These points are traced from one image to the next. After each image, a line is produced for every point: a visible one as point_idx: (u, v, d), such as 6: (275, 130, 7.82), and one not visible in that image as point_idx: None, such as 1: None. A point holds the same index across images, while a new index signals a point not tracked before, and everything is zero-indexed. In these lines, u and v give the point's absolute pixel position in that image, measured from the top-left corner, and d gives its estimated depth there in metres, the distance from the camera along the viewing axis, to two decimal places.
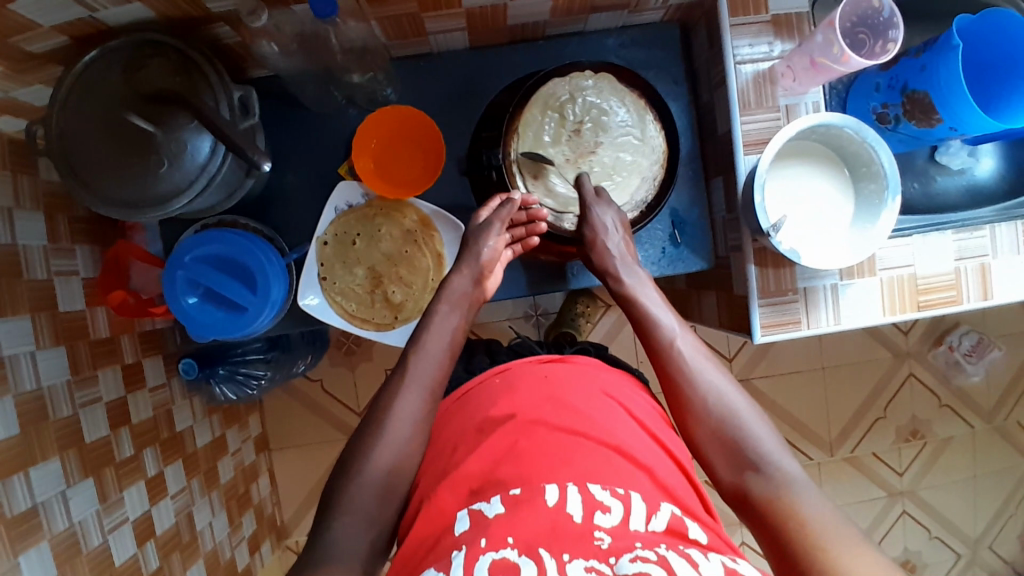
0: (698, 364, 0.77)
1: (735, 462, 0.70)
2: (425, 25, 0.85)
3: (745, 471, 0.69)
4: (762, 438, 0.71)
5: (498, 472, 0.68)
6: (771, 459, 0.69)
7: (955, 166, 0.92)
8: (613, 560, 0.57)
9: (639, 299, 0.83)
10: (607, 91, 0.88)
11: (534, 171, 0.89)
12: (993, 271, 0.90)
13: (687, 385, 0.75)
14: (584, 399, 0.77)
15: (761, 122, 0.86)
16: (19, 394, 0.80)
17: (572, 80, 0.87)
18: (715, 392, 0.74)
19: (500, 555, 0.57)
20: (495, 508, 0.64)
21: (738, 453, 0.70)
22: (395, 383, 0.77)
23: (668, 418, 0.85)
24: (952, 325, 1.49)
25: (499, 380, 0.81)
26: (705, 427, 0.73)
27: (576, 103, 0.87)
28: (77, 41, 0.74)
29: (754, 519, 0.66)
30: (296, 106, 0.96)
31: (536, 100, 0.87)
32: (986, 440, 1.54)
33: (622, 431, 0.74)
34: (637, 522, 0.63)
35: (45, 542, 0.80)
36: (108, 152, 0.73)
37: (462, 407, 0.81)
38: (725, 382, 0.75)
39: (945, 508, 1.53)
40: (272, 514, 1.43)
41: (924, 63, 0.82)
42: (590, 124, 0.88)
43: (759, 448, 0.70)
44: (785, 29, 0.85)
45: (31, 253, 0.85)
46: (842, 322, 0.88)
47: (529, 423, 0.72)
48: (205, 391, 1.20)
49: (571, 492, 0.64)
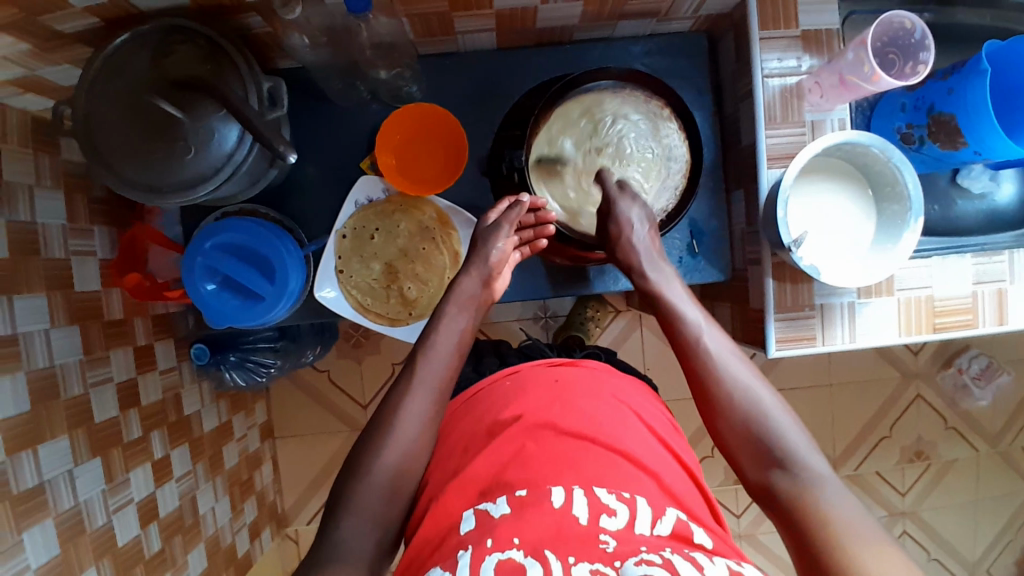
0: (722, 361, 0.76)
1: (760, 457, 0.70)
2: (453, 24, 0.85)
3: (770, 469, 0.69)
4: (788, 436, 0.70)
5: (505, 474, 0.68)
6: (798, 457, 0.68)
7: (976, 190, 0.92)
8: (618, 563, 0.57)
9: (667, 296, 0.83)
10: (651, 126, 0.89)
11: (540, 157, 0.90)
12: (1010, 297, 0.89)
13: (711, 384, 0.75)
14: (594, 404, 0.77)
15: (786, 137, 0.86)
16: (31, 371, 0.80)
17: (623, 103, 0.89)
18: (740, 388, 0.74)
19: (506, 556, 0.58)
20: (500, 509, 0.64)
21: (762, 451, 0.70)
22: (404, 382, 0.77)
23: (677, 425, 0.85)
24: (961, 347, 1.49)
25: (509, 383, 0.81)
26: (729, 423, 0.73)
27: (613, 125, 0.89)
28: (106, 23, 0.74)
29: (777, 517, 0.66)
30: (321, 99, 0.96)
31: (580, 101, 0.89)
32: (990, 464, 1.54)
33: (631, 437, 0.74)
34: (643, 526, 0.63)
35: (50, 519, 0.81)
36: (136, 136, 0.73)
37: (473, 407, 0.81)
38: (752, 381, 0.74)
39: (945, 530, 1.53)
40: (273, 503, 1.44)
41: (952, 86, 0.82)
42: (615, 149, 0.89)
43: (785, 446, 0.69)
44: (814, 44, 0.85)
45: (49, 232, 0.85)
46: (857, 340, 0.88)
47: (537, 426, 0.73)
48: (214, 377, 1.21)
49: (577, 495, 0.64)
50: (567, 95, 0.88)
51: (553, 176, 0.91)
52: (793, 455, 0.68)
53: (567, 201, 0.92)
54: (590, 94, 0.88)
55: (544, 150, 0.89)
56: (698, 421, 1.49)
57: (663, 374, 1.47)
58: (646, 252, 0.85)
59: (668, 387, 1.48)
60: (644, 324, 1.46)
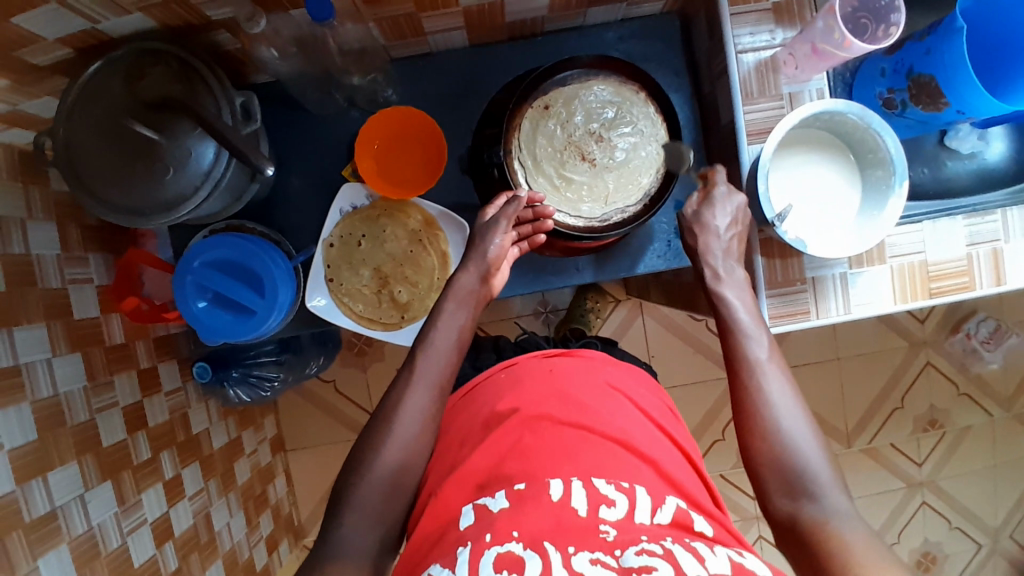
0: (767, 376, 0.73)
1: (790, 490, 0.67)
2: (422, 25, 0.85)
3: (800, 503, 0.67)
4: (818, 468, 0.68)
5: (503, 467, 0.68)
6: (826, 490, 0.66)
7: (965, 150, 0.90)
8: (618, 552, 0.57)
9: (727, 299, 0.78)
10: (649, 135, 0.87)
11: (552, 104, 0.86)
12: (1006, 257, 0.88)
13: (755, 400, 0.72)
14: (592, 395, 0.76)
15: (764, 111, 0.85)
16: (36, 401, 0.81)
17: (637, 104, 0.87)
18: (784, 417, 0.70)
19: (505, 549, 0.57)
20: (498, 503, 0.64)
21: (793, 480, 0.67)
22: (402, 379, 0.77)
23: (676, 411, 0.85)
24: (969, 312, 1.46)
25: (504, 375, 0.81)
26: (768, 449, 0.69)
27: (623, 125, 0.87)
28: (80, 52, 0.75)
29: (800, 555, 0.64)
30: (299, 110, 0.96)
31: (604, 97, 0.87)
32: (1006, 429, 1.52)
33: (630, 426, 0.74)
34: (643, 515, 0.63)
35: (65, 544, 0.82)
36: (114, 161, 0.74)
37: (469, 402, 0.81)
38: (795, 405, 0.72)
39: (965, 498, 1.51)
40: (289, 515, 1.45)
41: (929, 46, 0.80)
42: (614, 128, 0.87)
43: (813, 475, 0.67)
44: (786, 16, 0.84)
45: (45, 262, 0.86)
46: (852, 312, 0.87)
47: (533, 418, 0.73)
48: (219, 394, 1.22)
49: (576, 487, 0.64)
50: (595, 84, 0.87)
51: (545, 152, 0.87)
52: (822, 489, 0.66)
53: (547, 183, 0.87)
54: (615, 93, 0.87)
55: (551, 123, 0.86)
56: (708, 405, 1.48)
57: (667, 360, 1.47)
58: (716, 249, 0.80)
59: (674, 373, 1.47)
60: (645, 312, 1.46)
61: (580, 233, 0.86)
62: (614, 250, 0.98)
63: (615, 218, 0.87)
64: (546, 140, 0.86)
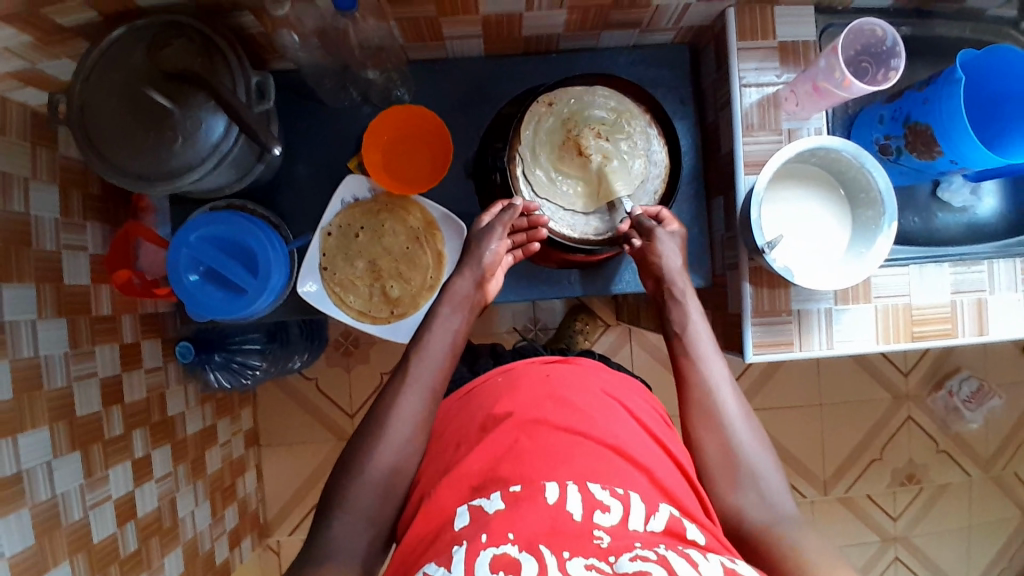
0: (717, 378, 0.79)
1: (733, 482, 0.72)
2: (441, 29, 0.87)
3: (740, 491, 0.72)
4: (761, 463, 0.73)
5: (498, 469, 0.67)
6: (769, 485, 0.72)
7: (957, 204, 0.92)
8: (612, 558, 0.56)
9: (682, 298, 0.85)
10: (643, 144, 0.90)
11: (556, 103, 0.88)
12: (990, 308, 0.90)
13: (701, 395, 0.78)
14: (585, 399, 0.76)
15: (764, 144, 0.88)
16: (15, 361, 0.81)
17: (632, 116, 0.90)
18: (725, 413, 0.76)
19: (500, 550, 0.56)
20: (495, 504, 0.63)
21: (738, 471, 0.73)
22: (396, 381, 0.76)
23: (669, 420, 0.84)
24: (952, 369, 1.48)
25: (502, 377, 0.80)
26: (714, 441, 0.75)
27: (622, 132, 0.89)
28: (105, 19, 0.76)
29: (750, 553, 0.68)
30: (311, 101, 0.98)
31: (608, 104, 0.89)
32: (983, 490, 1.51)
33: (622, 433, 0.73)
34: (636, 522, 0.62)
35: (25, 508, 0.80)
36: (127, 127, 0.75)
37: (464, 405, 0.80)
38: (739, 403, 0.77)
39: (937, 555, 1.50)
40: (255, 511, 1.43)
41: (928, 96, 0.83)
42: (614, 133, 0.89)
43: (757, 470, 0.73)
44: (791, 56, 0.87)
45: (43, 224, 0.87)
46: (835, 347, 0.88)
47: (528, 422, 0.71)
48: (199, 378, 1.21)
49: (571, 491, 0.63)
50: (598, 87, 0.90)
51: (545, 150, 0.89)
52: (765, 484, 0.72)
53: (542, 177, 0.89)
54: (619, 100, 0.90)
55: (553, 122, 0.88)
56: None
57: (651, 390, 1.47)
58: (674, 269, 0.86)
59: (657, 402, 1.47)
60: (634, 338, 1.46)
61: (574, 243, 0.89)
62: (604, 267, 0.99)
63: (612, 232, 0.90)
64: (546, 138, 0.89)
